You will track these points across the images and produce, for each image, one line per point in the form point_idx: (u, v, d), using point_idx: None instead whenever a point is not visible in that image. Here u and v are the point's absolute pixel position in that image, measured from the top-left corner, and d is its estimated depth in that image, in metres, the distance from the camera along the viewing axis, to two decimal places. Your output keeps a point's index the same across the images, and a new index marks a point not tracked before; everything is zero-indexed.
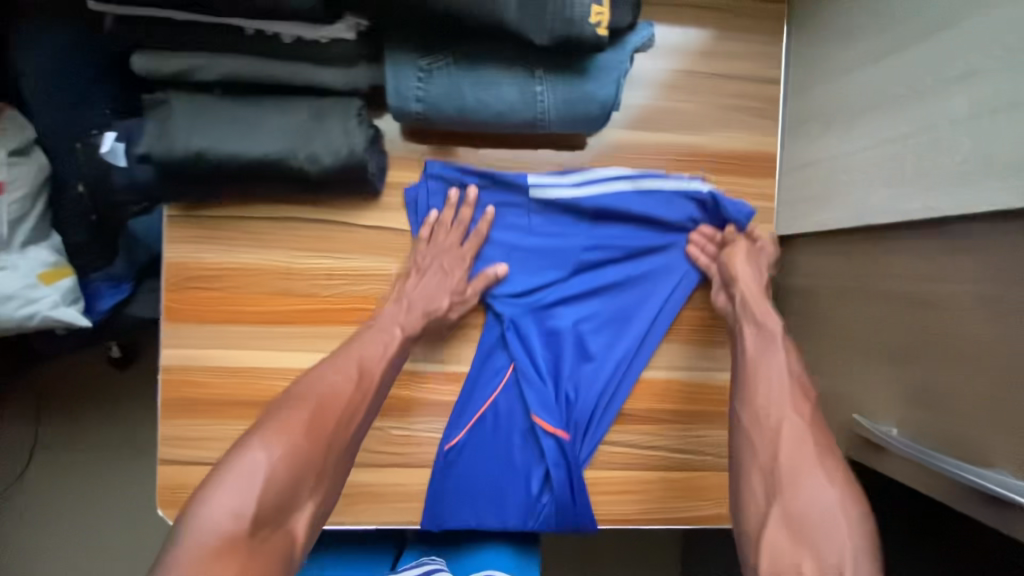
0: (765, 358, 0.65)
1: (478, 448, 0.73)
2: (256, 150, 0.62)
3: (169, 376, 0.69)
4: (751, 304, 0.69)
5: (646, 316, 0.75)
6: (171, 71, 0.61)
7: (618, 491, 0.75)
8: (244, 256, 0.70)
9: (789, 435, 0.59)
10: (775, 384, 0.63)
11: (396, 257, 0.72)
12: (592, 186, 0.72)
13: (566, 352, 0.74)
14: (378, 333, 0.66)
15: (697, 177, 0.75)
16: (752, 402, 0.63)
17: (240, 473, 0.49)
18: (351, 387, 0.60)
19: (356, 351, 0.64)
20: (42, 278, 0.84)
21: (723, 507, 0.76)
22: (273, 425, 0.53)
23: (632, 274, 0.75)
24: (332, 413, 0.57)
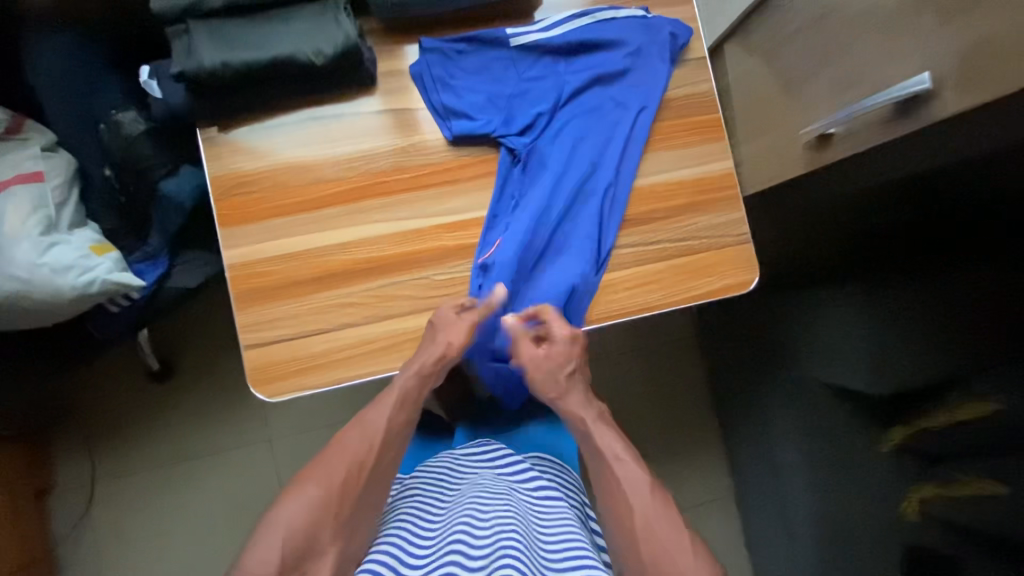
0: (604, 450, 0.73)
1: (519, 265, 0.84)
2: (270, 52, 0.75)
3: (234, 273, 0.80)
4: (591, 428, 0.76)
5: (627, 130, 0.87)
6: (188, 2, 0.74)
7: (638, 285, 0.87)
8: (275, 158, 0.81)
9: (640, 515, 0.67)
10: (618, 472, 0.71)
11: (401, 132, 0.84)
12: (556, 29, 0.87)
13: (569, 174, 0.86)
14: (387, 399, 0.78)
15: (642, 8, 0.89)
16: (610, 505, 0.70)
17: (288, 501, 0.68)
18: (362, 446, 0.74)
19: (370, 420, 0.76)
20: (93, 250, 0.94)
21: (727, 279, 0.88)
22: (306, 487, 0.70)
23: (609, 100, 0.88)
24: (349, 469, 0.72)
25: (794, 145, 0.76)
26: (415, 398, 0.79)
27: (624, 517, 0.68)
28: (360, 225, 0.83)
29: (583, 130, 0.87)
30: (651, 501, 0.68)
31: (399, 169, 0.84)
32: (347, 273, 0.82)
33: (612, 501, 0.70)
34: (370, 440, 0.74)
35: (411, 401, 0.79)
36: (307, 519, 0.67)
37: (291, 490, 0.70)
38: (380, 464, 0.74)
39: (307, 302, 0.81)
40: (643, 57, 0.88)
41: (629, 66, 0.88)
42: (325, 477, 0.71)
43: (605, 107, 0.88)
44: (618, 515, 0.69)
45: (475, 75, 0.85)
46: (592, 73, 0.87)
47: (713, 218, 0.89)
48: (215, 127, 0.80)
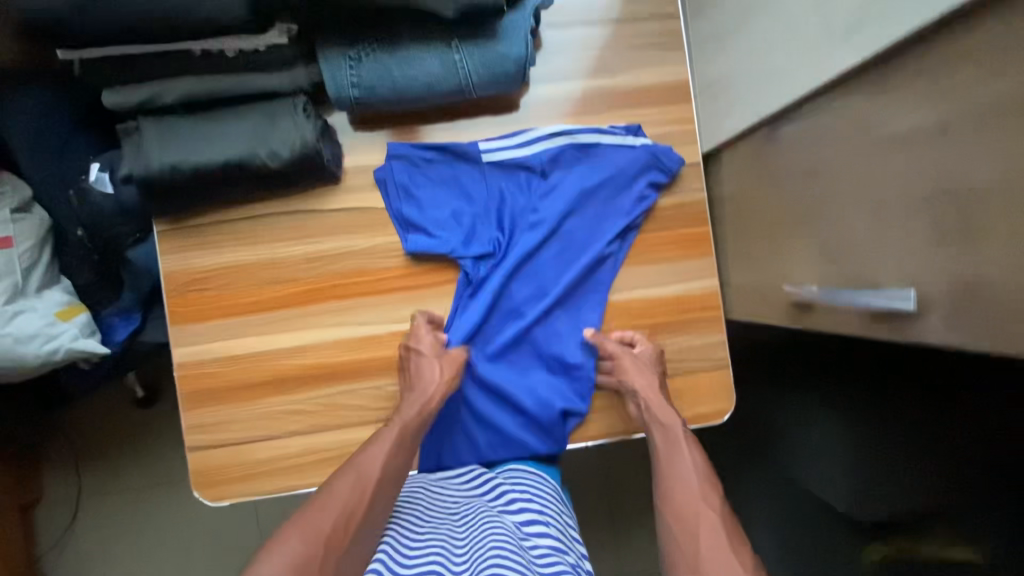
0: (682, 462, 0.70)
1: (471, 400, 0.80)
2: (222, 155, 0.71)
3: (183, 372, 0.78)
4: (677, 441, 0.73)
5: (598, 257, 0.81)
6: (137, 100, 0.70)
7: (602, 409, 0.82)
8: (231, 256, 0.78)
9: (706, 525, 0.63)
10: (691, 486, 0.67)
11: (363, 233, 0.80)
12: (536, 145, 0.81)
13: (530, 308, 0.81)
14: (381, 442, 0.69)
15: (634, 128, 0.82)
16: (675, 498, 0.67)
17: (266, 557, 0.57)
18: (356, 495, 0.63)
19: (361, 462, 0.67)
20: (59, 316, 0.93)
21: (700, 406, 0.83)
22: (294, 529, 0.59)
23: (582, 231, 0.82)
24: (337, 521, 0.61)
25: (777, 292, 0.69)
26: (411, 441, 0.71)
27: (690, 522, 0.63)
28: (314, 330, 0.79)
29: (550, 261, 0.82)
30: (719, 518, 0.63)
31: (358, 273, 0.80)
32: (298, 378, 0.79)
33: (675, 505, 0.66)
34: (363, 489, 0.64)
35: (408, 440, 0.71)
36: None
37: (269, 543, 0.59)
38: (370, 515, 0.63)
39: (255, 407, 0.79)
40: (628, 169, 0.81)
41: (608, 189, 0.82)
42: (312, 525, 0.60)
43: (574, 232, 0.82)
44: (683, 517, 0.64)
45: (442, 188, 0.81)
46: (565, 200, 0.81)
47: (691, 338, 0.83)
48: (169, 219, 0.77)
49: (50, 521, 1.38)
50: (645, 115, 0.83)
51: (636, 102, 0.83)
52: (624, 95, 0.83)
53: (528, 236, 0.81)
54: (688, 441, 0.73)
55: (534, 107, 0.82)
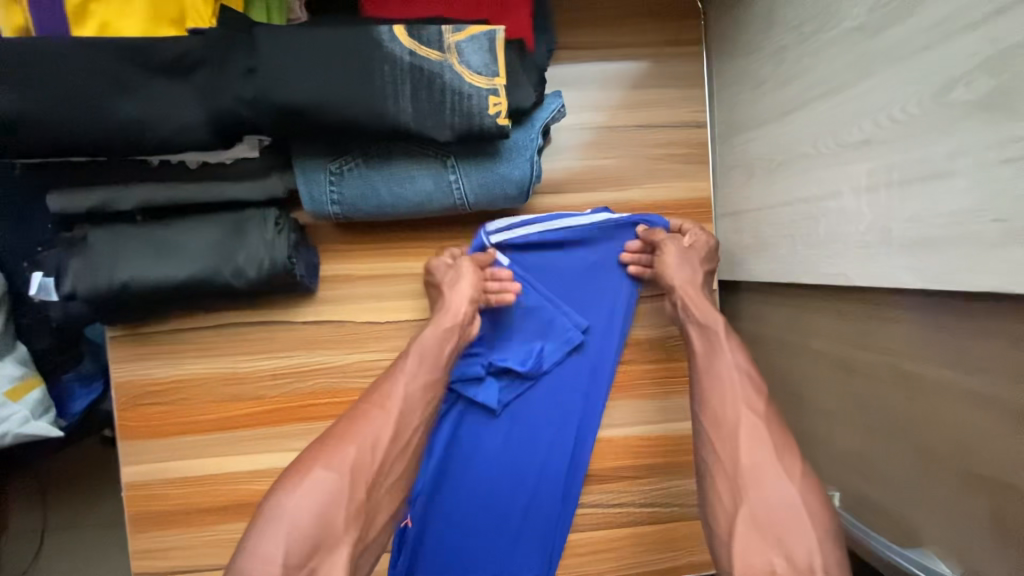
0: (722, 357, 0.61)
1: (445, 518, 0.74)
2: (180, 273, 0.63)
3: (131, 492, 0.71)
4: (714, 341, 0.62)
5: (557, 370, 0.75)
6: (85, 207, 0.62)
7: (589, 552, 0.76)
8: (190, 368, 0.71)
9: (745, 425, 0.55)
10: (727, 384, 0.58)
11: (338, 348, 0.72)
12: (519, 229, 0.72)
13: (509, 420, 0.75)
14: (409, 361, 0.62)
15: (605, 211, 0.74)
16: (708, 399, 0.58)
17: (291, 486, 0.50)
18: (381, 416, 0.56)
19: (386, 388, 0.59)
20: (8, 394, 0.85)
21: (693, 555, 0.77)
22: (324, 451, 0.53)
23: (560, 327, 0.75)
24: (365, 444, 0.54)
25: None
26: (439, 361, 0.63)
27: (728, 426, 0.55)
28: (278, 452, 0.72)
29: (526, 357, 0.74)
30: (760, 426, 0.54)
31: (329, 392, 0.72)
32: (257, 506, 0.72)
33: (710, 394, 0.58)
34: (389, 409, 0.57)
35: (433, 360, 0.63)
36: (319, 505, 0.49)
37: (293, 474, 0.51)
38: (398, 436, 0.56)
39: (208, 532, 0.72)
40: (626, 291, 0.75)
41: (589, 284, 0.75)
42: (337, 451, 0.53)
43: (557, 329, 0.75)
44: (719, 419, 0.56)
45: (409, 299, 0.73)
46: (546, 293, 0.75)
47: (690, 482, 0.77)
48: (121, 325, 0.69)
49: None
50: None
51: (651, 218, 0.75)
52: (638, 210, 0.75)
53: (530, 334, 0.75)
54: (729, 340, 0.63)
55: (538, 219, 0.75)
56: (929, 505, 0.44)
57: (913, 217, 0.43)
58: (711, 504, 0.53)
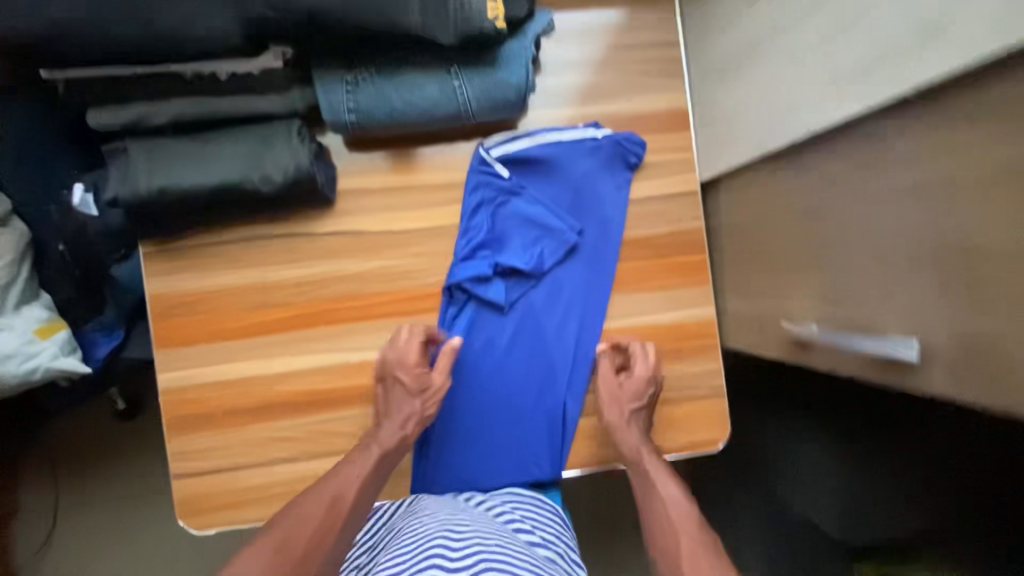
0: (659, 492, 0.73)
1: (461, 415, 0.81)
2: (212, 179, 0.69)
3: (169, 397, 0.76)
4: (650, 474, 0.75)
5: (558, 272, 0.83)
6: (123, 121, 0.68)
7: (597, 435, 0.82)
8: (219, 279, 0.76)
9: (687, 552, 0.65)
10: (669, 513, 0.70)
11: (356, 256, 0.78)
12: (520, 142, 0.80)
13: (517, 317, 0.82)
14: (354, 463, 0.70)
15: (593, 124, 0.82)
16: (656, 542, 0.69)
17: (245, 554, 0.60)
18: (323, 514, 0.65)
19: (333, 485, 0.68)
20: (37, 333, 0.90)
21: (693, 434, 0.83)
22: (262, 543, 0.61)
23: (558, 228, 0.82)
24: (321, 525, 0.64)
25: (775, 327, 0.70)
26: (385, 451, 0.72)
27: (673, 553, 0.66)
28: (305, 354, 0.78)
29: (528, 258, 0.81)
30: (700, 546, 0.65)
31: (350, 296, 0.78)
32: (288, 405, 0.77)
33: (660, 524, 0.70)
34: (331, 506, 0.65)
35: (384, 464, 0.72)
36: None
37: (233, 560, 0.59)
38: (347, 529, 0.65)
39: (244, 432, 0.77)
40: (615, 193, 0.82)
41: (584, 192, 0.82)
42: (279, 546, 0.61)
43: (554, 235, 0.82)
44: (663, 543, 0.67)
45: (421, 208, 0.80)
46: (543, 200, 0.82)
47: (686, 367, 0.83)
48: (154, 240, 0.75)
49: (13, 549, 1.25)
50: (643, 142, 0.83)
51: (635, 128, 0.83)
52: (623, 121, 0.83)
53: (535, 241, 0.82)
54: (659, 471, 0.75)
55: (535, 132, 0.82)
56: (891, 295, 0.51)
57: (857, 53, 0.51)
58: None
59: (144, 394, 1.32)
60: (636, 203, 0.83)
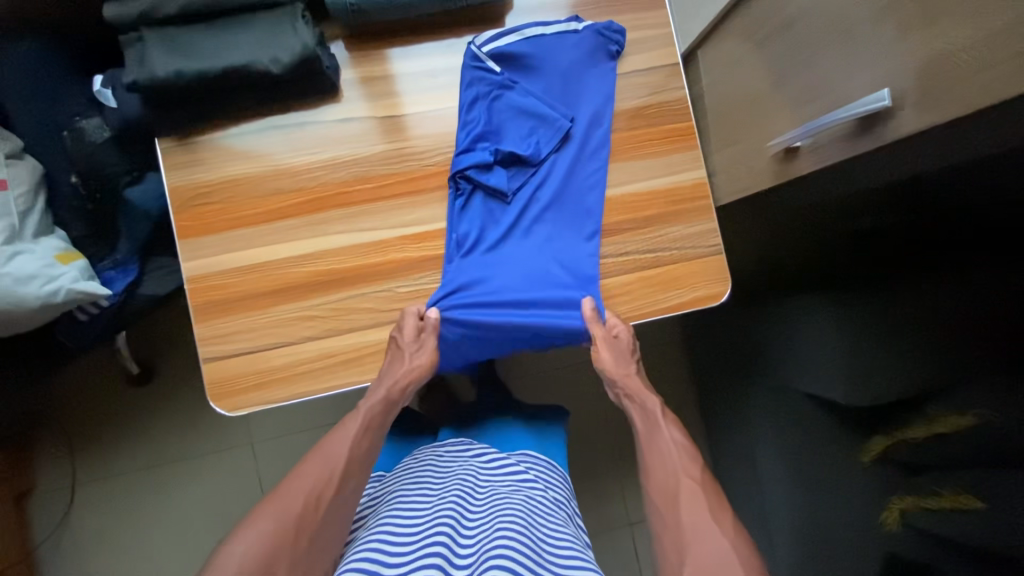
0: (664, 437, 0.77)
1: (474, 296, 0.83)
2: (223, 62, 0.73)
3: (194, 285, 0.79)
4: (657, 418, 0.80)
5: (557, 159, 0.86)
6: (137, 11, 0.72)
7: (606, 296, 0.86)
8: (235, 169, 0.80)
9: (687, 490, 0.68)
10: (671, 454, 0.74)
11: (363, 142, 0.83)
12: (506, 37, 0.84)
13: (522, 201, 0.85)
14: (351, 424, 0.75)
15: (573, 17, 0.86)
16: (655, 467, 0.73)
17: (243, 532, 0.60)
18: (324, 474, 0.68)
19: (327, 447, 0.72)
20: (59, 259, 0.93)
21: (697, 291, 0.87)
22: (269, 506, 0.63)
23: (551, 114, 0.85)
24: (308, 499, 0.64)
25: (762, 158, 0.75)
26: (379, 426, 0.77)
27: (672, 485, 0.70)
28: (322, 236, 0.81)
29: (526, 146, 0.85)
30: (700, 485, 0.69)
31: (361, 180, 0.82)
32: (309, 285, 0.81)
33: (659, 459, 0.74)
34: (334, 468, 0.69)
35: (376, 427, 0.76)
36: (264, 546, 0.59)
37: (242, 523, 0.62)
38: (345, 492, 0.68)
39: (268, 314, 0.80)
40: (604, 70, 0.87)
41: (571, 80, 0.87)
42: (285, 505, 0.63)
43: (548, 124, 0.86)
44: (665, 486, 0.70)
45: (420, 98, 0.84)
46: (535, 92, 0.86)
47: (684, 228, 0.87)
48: (174, 136, 0.79)
49: (39, 522, 1.33)
50: (625, 20, 0.88)
51: (615, 8, 0.88)
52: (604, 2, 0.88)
53: (531, 134, 0.85)
54: (668, 421, 0.79)
55: (524, 16, 0.87)
56: (865, 65, 0.56)
57: None
58: (660, 560, 0.64)
59: (161, 355, 1.38)
60: (623, 78, 0.88)
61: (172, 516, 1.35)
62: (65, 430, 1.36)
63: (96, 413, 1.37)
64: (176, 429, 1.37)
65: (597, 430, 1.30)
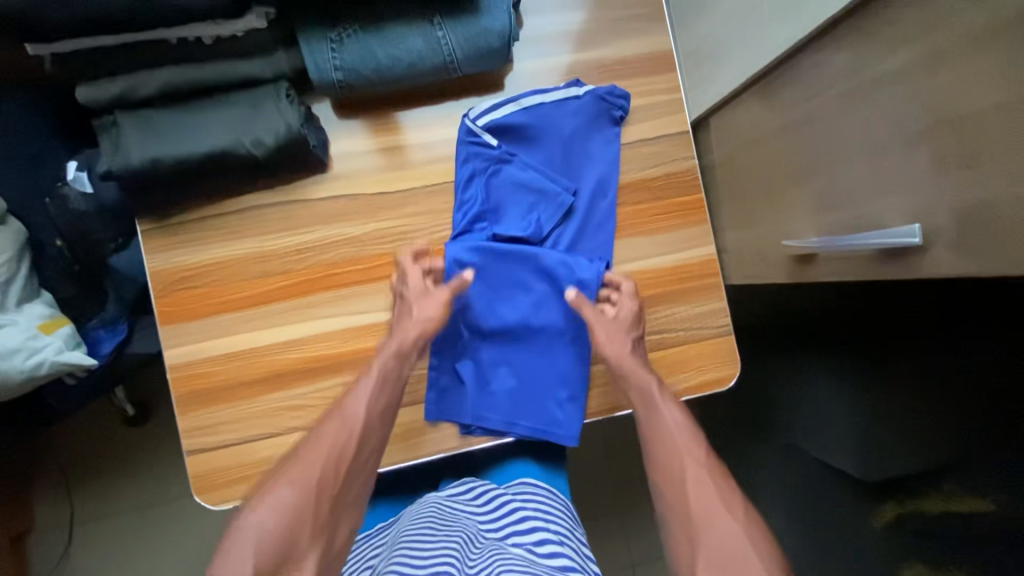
0: (660, 416, 0.70)
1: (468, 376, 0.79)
2: (203, 146, 0.69)
3: (176, 374, 0.75)
4: (654, 397, 0.72)
5: (556, 237, 0.81)
6: (111, 94, 0.68)
7: (607, 381, 0.82)
8: (218, 252, 0.76)
9: (694, 478, 0.63)
10: (670, 436, 0.68)
11: (353, 220, 0.78)
12: (499, 109, 0.79)
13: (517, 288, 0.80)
14: (365, 383, 0.70)
15: (573, 82, 0.81)
16: (657, 459, 0.67)
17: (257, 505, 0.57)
18: (342, 434, 0.64)
19: (342, 411, 0.67)
20: (41, 328, 0.90)
21: (705, 373, 0.82)
22: (289, 470, 0.61)
23: (552, 187, 0.80)
24: (328, 465, 0.62)
25: (777, 249, 0.71)
26: (396, 382, 0.71)
27: (677, 476, 0.64)
28: (310, 320, 0.77)
29: (526, 225, 0.80)
30: (706, 473, 0.63)
31: (351, 260, 0.78)
32: (296, 372, 0.77)
33: (662, 448, 0.67)
34: (350, 428, 0.65)
35: (392, 385, 0.71)
36: (283, 520, 0.56)
37: (262, 490, 0.60)
38: (362, 454, 0.65)
39: (253, 403, 0.76)
40: (608, 140, 0.82)
41: (573, 151, 0.82)
42: (304, 469, 0.61)
43: (549, 199, 0.80)
44: (669, 475, 0.64)
45: (412, 177, 0.79)
46: (535, 164, 0.81)
47: (692, 308, 0.83)
48: (154, 216, 0.75)
49: (35, 567, 1.32)
50: (632, 86, 0.83)
51: (622, 73, 0.83)
52: (610, 67, 0.83)
53: (530, 211, 0.80)
54: (668, 400, 0.72)
55: (525, 83, 0.82)
56: (893, 186, 0.51)
57: None
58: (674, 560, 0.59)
59: (156, 399, 1.36)
60: (629, 147, 0.82)
61: (169, 562, 1.33)
62: (63, 473, 1.35)
63: (92, 456, 1.35)
64: (173, 473, 1.35)
65: (600, 485, 1.26)
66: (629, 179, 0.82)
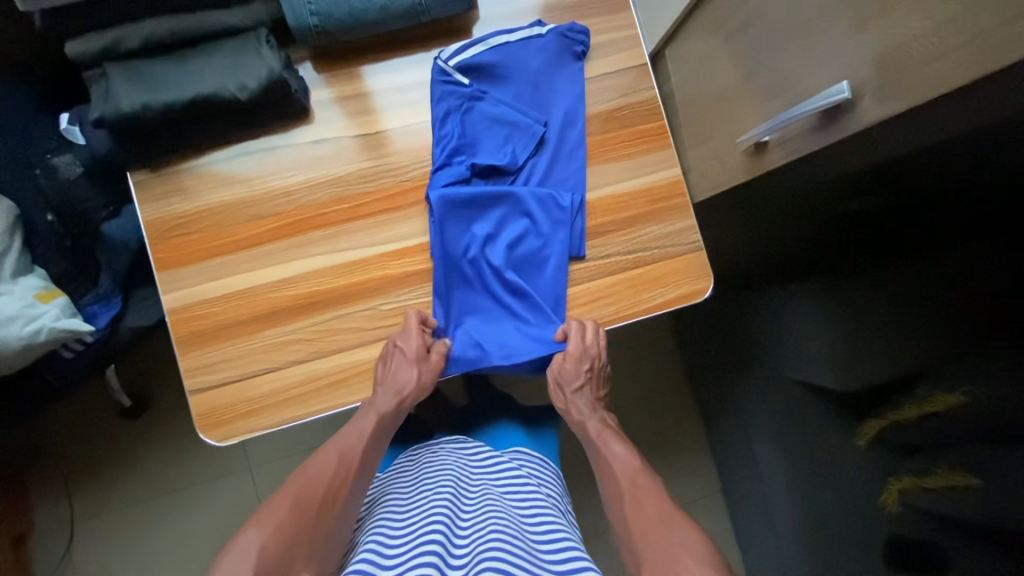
0: (605, 454, 0.77)
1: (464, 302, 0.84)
2: (189, 91, 0.73)
3: (175, 317, 0.79)
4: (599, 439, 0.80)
5: (531, 167, 0.86)
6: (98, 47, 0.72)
7: (592, 299, 0.86)
8: (209, 198, 0.80)
9: (635, 500, 0.68)
10: (616, 469, 0.74)
11: (336, 162, 0.82)
12: (472, 49, 0.84)
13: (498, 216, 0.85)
14: (359, 428, 0.75)
15: (536, 22, 0.87)
16: (610, 488, 0.73)
17: (256, 527, 0.61)
18: (334, 471, 0.70)
19: (335, 446, 0.73)
20: (39, 298, 0.92)
21: (681, 287, 0.87)
22: (272, 506, 0.64)
23: (523, 120, 0.85)
24: (323, 497, 0.67)
25: (735, 153, 0.76)
26: (385, 429, 0.77)
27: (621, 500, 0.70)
28: (301, 258, 0.81)
29: (502, 155, 0.85)
30: (652, 492, 0.69)
31: (337, 200, 0.82)
32: (291, 309, 0.80)
33: (608, 482, 0.74)
34: (347, 467, 0.71)
35: (382, 431, 0.77)
36: (281, 543, 0.60)
37: (256, 516, 0.63)
38: (355, 488, 0.70)
39: (251, 340, 0.79)
40: (572, 74, 0.87)
41: (541, 86, 0.87)
42: (300, 500, 0.65)
43: (520, 132, 0.85)
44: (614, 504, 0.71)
45: (392, 118, 0.84)
46: (507, 99, 0.86)
47: (664, 227, 0.87)
48: (146, 168, 0.79)
49: (38, 563, 1.31)
50: (591, 25, 0.89)
51: (580, 13, 0.89)
52: (568, 8, 0.88)
53: (505, 143, 0.85)
54: (618, 442, 0.78)
55: (490, 26, 0.87)
56: (824, 58, 0.57)
57: None
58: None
59: (152, 387, 1.37)
60: (591, 81, 0.88)
61: (173, 547, 1.33)
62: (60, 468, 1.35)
63: (90, 448, 1.36)
64: (172, 458, 1.36)
65: None
66: (594, 111, 0.88)
